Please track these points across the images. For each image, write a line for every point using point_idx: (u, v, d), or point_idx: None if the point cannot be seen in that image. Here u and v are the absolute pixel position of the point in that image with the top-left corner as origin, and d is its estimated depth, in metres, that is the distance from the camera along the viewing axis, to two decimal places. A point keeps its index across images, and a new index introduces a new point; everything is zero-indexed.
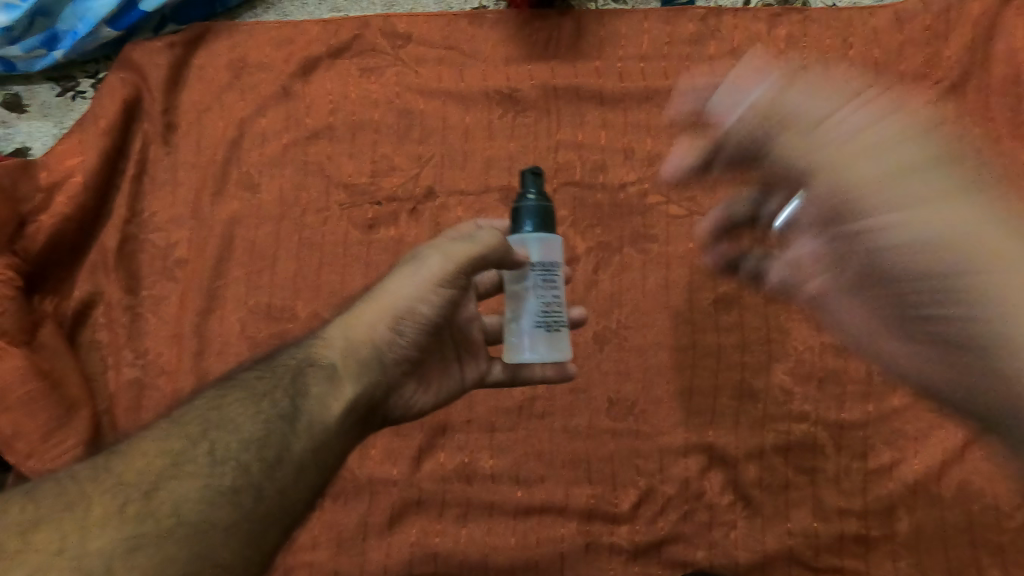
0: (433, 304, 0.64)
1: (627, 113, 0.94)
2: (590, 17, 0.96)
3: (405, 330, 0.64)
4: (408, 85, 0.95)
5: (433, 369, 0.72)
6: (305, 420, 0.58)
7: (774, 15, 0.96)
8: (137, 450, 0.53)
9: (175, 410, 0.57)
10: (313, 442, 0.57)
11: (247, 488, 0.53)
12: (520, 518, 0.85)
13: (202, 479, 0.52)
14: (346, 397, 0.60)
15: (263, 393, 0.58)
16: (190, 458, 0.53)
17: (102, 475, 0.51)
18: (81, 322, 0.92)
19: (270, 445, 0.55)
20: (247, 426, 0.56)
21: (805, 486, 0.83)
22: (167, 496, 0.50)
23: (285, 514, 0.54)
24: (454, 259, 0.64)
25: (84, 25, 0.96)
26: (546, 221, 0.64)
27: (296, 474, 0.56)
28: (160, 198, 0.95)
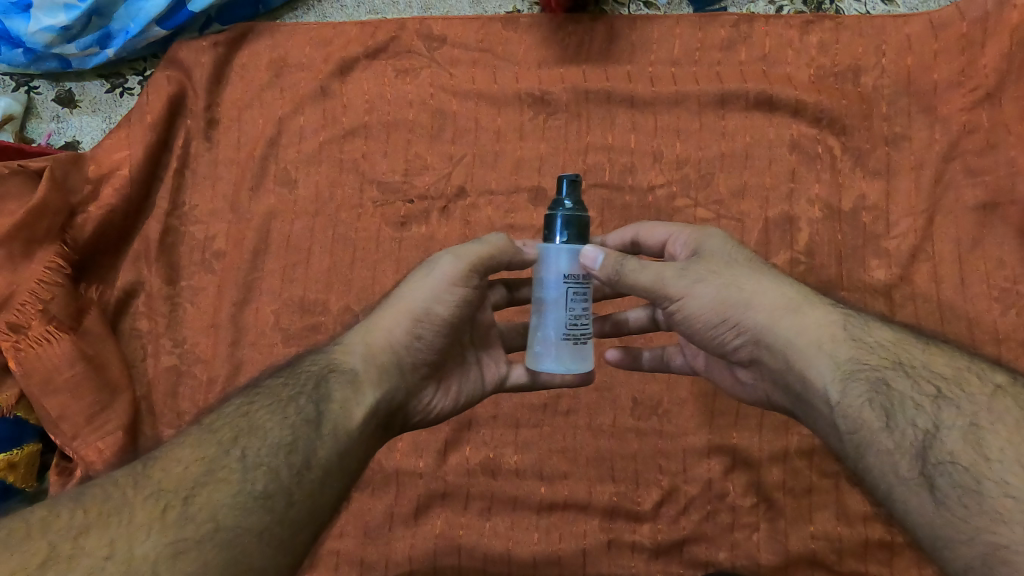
0: (449, 303, 0.68)
1: (657, 116, 0.95)
2: (623, 22, 0.97)
3: (423, 331, 0.67)
4: (442, 86, 0.97)
5: (454, 373, 0.73)
6: (330, 424, 0.59)
7: (807, 22, 0.96)
8: (172, 457, 0.54)
9: (204, 419, 0.58)
10: (338, 447, 0.58)
11: (278, 492, 0.53)
12: (543, 514, 0.87)
13: (236, 486, 0.52)
14: (367, 401, 0.62)
15: (288, 399, 0.59)
16: (224, 464, 0.54)
17: (144, 483, 0.52)
18: (123, 311, 0.95)
19: (297, 450, 0.56)
20: (274, 432, 0.57)
21: (829, 490, 0.84)
22: (204, 503, 0.51)
23: (315, 518, 0.55)
24: (464, 257, 0.68)
25: (136, 24, 1.00)
26: (579, 234, 0.63)
27: (323, 478, 0.56)
28: (201, 192, 0.98)
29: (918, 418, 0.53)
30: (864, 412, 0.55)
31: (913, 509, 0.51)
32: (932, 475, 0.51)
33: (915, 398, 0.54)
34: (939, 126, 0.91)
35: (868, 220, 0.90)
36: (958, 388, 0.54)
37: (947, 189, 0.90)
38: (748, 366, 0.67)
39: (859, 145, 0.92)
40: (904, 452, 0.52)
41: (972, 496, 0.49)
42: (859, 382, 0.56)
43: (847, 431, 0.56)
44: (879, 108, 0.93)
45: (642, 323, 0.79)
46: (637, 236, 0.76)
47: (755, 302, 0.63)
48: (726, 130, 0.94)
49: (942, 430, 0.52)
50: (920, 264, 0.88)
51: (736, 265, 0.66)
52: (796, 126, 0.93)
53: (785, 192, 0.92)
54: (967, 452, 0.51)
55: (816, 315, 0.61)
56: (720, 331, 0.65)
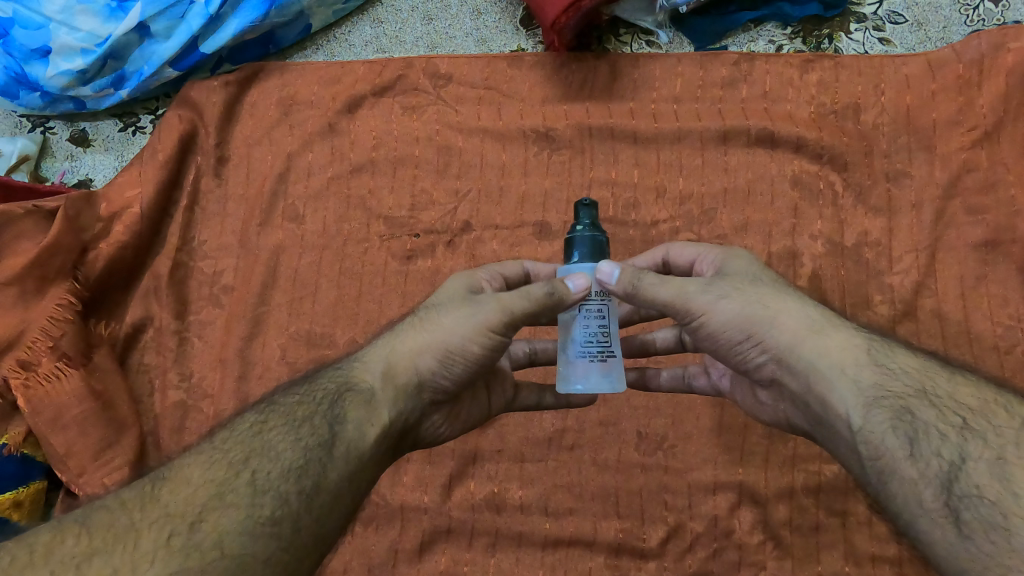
0: (482, 345, 0.65)
1: (660, 152, 0.96)
2: (626, 61, 1.00)
3: (451, 367, 0.65)
4: (448, 123, 0.99)
5: (465, 401, 0.73)
6: (343, 448, 0.58)
7: (806, 61, 0.98)
8: (181, 478, 0.54)
9: (216, 436, 0.58)
10: (350, 470, 0.57)
11: (286, 517, 0.53)
12: (548, 550, 0.86)
13: (244, 510, 0.52)
14: (382, 422, 0.62)
15: (302, 420, 0.59)
16: (232, 488, 0.53)
17: (152, 507, 0.51)
18: (132, 346, 0.95)
19: (308, 474, 0.55)
20: (287, 454, 0.56)
21: (836, 528, 0.83)
22: (211, 529, 0.50)
23: (322, 543, 0.54)
24: (508, 308, 0.65)
25: (149, 66, 1.02)
26: (597, 252, 0.64)
27: (332, 502, 0.56)
28: (211, 227, 0.99)
29: (942, 448, 0.51)
30: (887, 440, 0.53)
31: (938, 541, 0.50)
32: (957, 508, 0.49)
33: (940, 427, 0.52)
34: (939, 164, 0.93)
35: (872, 255, 0.91)
36: (984, 420, 0.52)
37: (949, 226, 0.90)
38: (769, 385, 0.66)
39: (861, 181, 0.93)
40: (928, 482, 0.51)
41: (999, 531, 0.47)
42: (882, 409, 0.55)
43: (871, 458, 0.54)
44: (879, 145, 0.94)
45: (670, 344, 0.81)
46: (665, 257, 0.76)
47: (780, 321, 0.62)
48: (729, 165, 0.95)
49: (967, 463, 0.50)
50: (924, 300, 0.88)
51: (759, 285, 0.65)
52: (797, 162, 0.95)
53: (788, 227, 0.92)
54: (994, 486, 0.48)
55: (840, 337, 0.60)
56: (743, 349, 0.64)
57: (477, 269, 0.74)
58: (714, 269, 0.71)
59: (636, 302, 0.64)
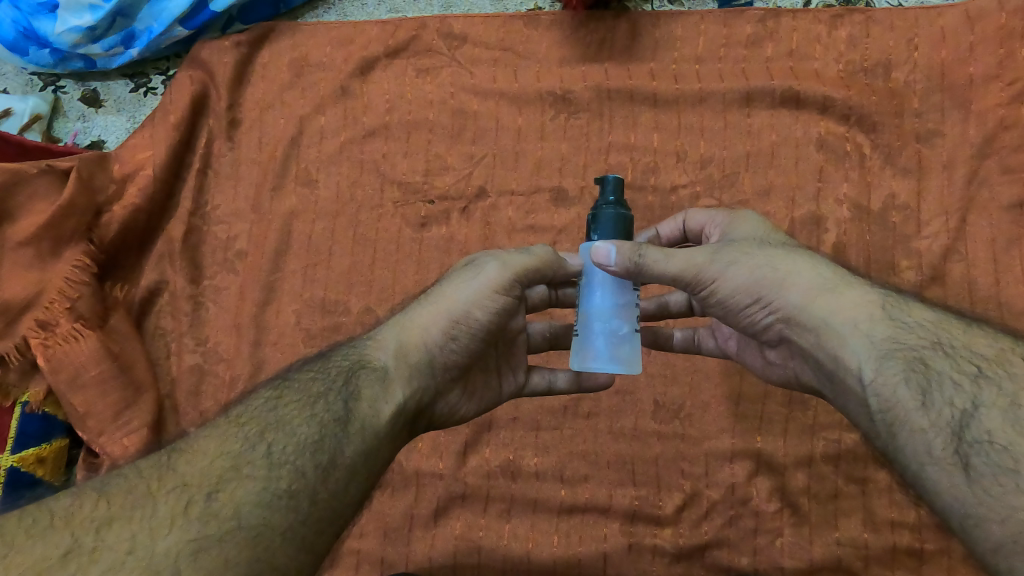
0: (487, 310, 0.66)
1: (681, 114, 0.93)
2: (646, 19, 0.96)
3: (459, 336, 0.66)
4: (463, 85, 0.96)
5: (476, 381, 0.72)
6: (359, 424, 0.57)
7: (835, 16, 0.94)
8: (198, 450, 0.54)
9: (232, 410, 0.58)
10: (366, 445, 0.57)
11: (303, 491, 0.53)
12: (564, 516, 0.86)
13: (261, 482, 0.52)
14: (397, 401, 0.61)
15: (316, 396, 0.58)
16: (249, 460, 0.53)
17: (169, 476, 0.52)
18: (148, 310, 0.95)
19: (323, 448, 0.55)
20: (302, 429, 0.56)
21: (855, 496, 0.82)
22: (228, 499, 0.50)
23: (339, 516, 0.54)
24: (510, 267, 0.67)
25: (159, 24, 1.00)
26: (621, 230, 0.61)
27: (348, 477, 0.55)
28: (225, 192, 0.98)
29: (955, 398, 0.50)
30: (898, 391, 0.52)
31: (946, 490, 0.48)
32: (967, 454, 0.48)
33: (954, 376, 0.51)
34: (972, 122, 0.89)
35: (899, 220, 0.88)
36: (1001, 368, 0.51)
37: (981, 188, 0.87)
38: (777, 344, 0.65)
39: (890, 143, 0.90)
40: (939, 431, 0.50)
41: (1009, 474, 0.46)
42: (895, 361, 0.53)
43: (881, 412, 0.53)
44: (910, 105, 0.91)
45: (683, 307, 0.78)
46: (685, 224, 0.74)
47: (789, 282, 0.59)
48: (752, 128, 0.92)
49: (981, 409, 0.49)
50: (952, 266, 0.85)
51: (767, 245, 0.63)
52: (823, 123, 0.92)
53: (812, 192, 0.90)
54: (1007, 431, 0.48)
55: (854, 293, 0.57)
56: (750, 311, 0.62)
57: None
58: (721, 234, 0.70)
59: (637, 277, 0.61)
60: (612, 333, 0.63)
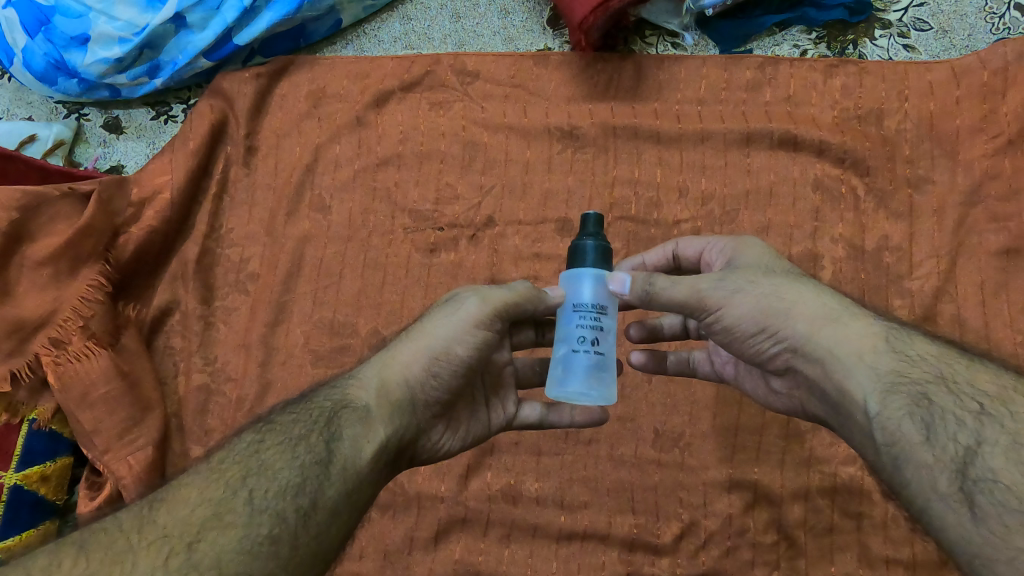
0: (468, 344, 0.67)
1: (684, 152, 0.97)
2: (651, 62, 1.01)
3: (440, 371, 0.66)
4: (474, 119, 1.00)
5: (464, 414, 0.73)
6: (341, 463, 0.58)
7: (830, 65, 0.99)
8: (178, 499, 0.55)
9: (215, 455, 0.59)
10: (348, 486, 0.58)
11: (284, 535, 0.54)
12: (562, 543, 0.86)
13: (242, 530, 0.53)
14: (379, 438, 0.61)
15: (298, 437, 0.59)
16: (230, 508, 0.54)
17: (149, 528, 0.53)
18: (158, 329, 0.97)
19: (305, 491, 0.56)
20: (284, 472, 0.56)
21: (851, 530, 0.83)
22: (207, 549, 0.51)
23: (320, 559, 0.55)
24: (491, 301, 0.68)
25: (184, 56, 1.04)
26: (579, 260, 0.64)
27: (330, 519, 0.56)
28: (239, 216, 1.01)
29: (959, 433, 0.52)
30: (904, 425, 0.54)
31: (949, 525, 0.50)
32: (972, 492, 0.49)
33: (957, 413, 0.53)
34: (961, 170, 0.93)
35: (892, 260, 0.91)
36: (1002, 406, 0.52)
37: (971, 232, 0.91)
38: (783, 374, 0.67)
39: (883, 185, 0.94)
40: (943, 468, 0.51)
41: (1013, 515, 0.47)
42: (899, 394, 0.55)
43: (887, 449, 0.54)
44: (902, 151, 0.95)
45: (676, 330, 0.82)
46: (675, 251, 0.77)
47: (794, 312, 0.62)
48: (751, 167, 0.96)
49: (984, 447, 0.51)
50: (944, 305, 0.88)
51: (773, 276, 0.65)
52: (820, 165, 0.95)
53: (809, 229, 0.93)
54: (1009, 470, 0.49)
55: (858, 326, 0.60)
56: (758, 340, 0.64)
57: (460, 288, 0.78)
58: (725, 259, 0.72)
59: (650, 306, 0.66)
60: (555, 356, 0.65)
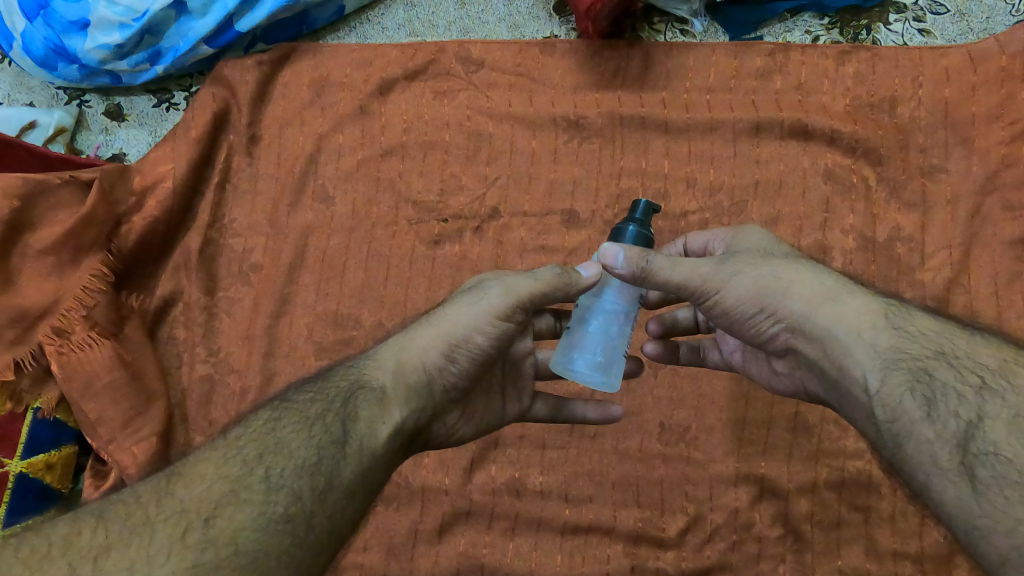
0: (487, 335, 0.66)
1: (692, 142, 0.95)
2: (659, 49, 0.99)
3: (457, 359, 0.65)
4: (479, 108, 0.99)
5: (480, 403, 0.72)
6: (356, 444, 0.58)
7: (843, 52, 0.97)
8: (196, 474, 0.54)
9: (231, 432, 0.58)
10: (362, 467, 0.58)
11: (298, 515, 0.53)
12: (567, 536, 0.86)
13: (259, 506, 0.52)
14: (392, 423, 0.61)
15: (314, 417, 0.58)
16: (247, 484, 0.53)
17: (167, 503, 0.52)
18: (162, 319, 0.97)
19: (320, 471, 0.55)
20: (300, 451, 0.56)
21: (858, 524, 0.83)
22: (225, 524, 0.51)
23: (334, 539, 0.55)
24: (514, 292, 0.66)
25: (185, 43, 1.03)
26: None
27: (344, 501, 0.56)
28: (242, 206, 1.00)
29: (960, 408, 0.51)
30: (905, 401, 0.53)
31: (950, 501, 0.49)
32: (973, 466, 0.49)
33: (958, 389, 0.52)
34: (975, 159, 0.91)
35: (903, 251, 0.90)
36: (1003, 379, 0.51)
37: (984, 223, 0.89)
38: (784, 356, 0.66)
39: (895, 176, 0.92)
40: (945, 443, 0.50)
41: (1015, 487, 0.47)
42: (899, 371, 0.54)
43: (889, 424, 0.54)
44: (915, 140, 0.93)
45: (690, 323, 0.81)
46: (685, 247, 0.76)
47: (792, 290, 0.61)
48: (761, 157, 0.94)
49: (985, 420, 0.50)
50: (956, 297, 0.87)
51: (770, 258, 0.64)
52: (830, 155, 0.94)
53: (819, 221, 0.91)
54: (1010, 442, 0.48)
55: (857, 303, 0.59)
56: (755, 322, 0.63)
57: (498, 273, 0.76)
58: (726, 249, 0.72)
59: (643, 285, 0.62)
60: None
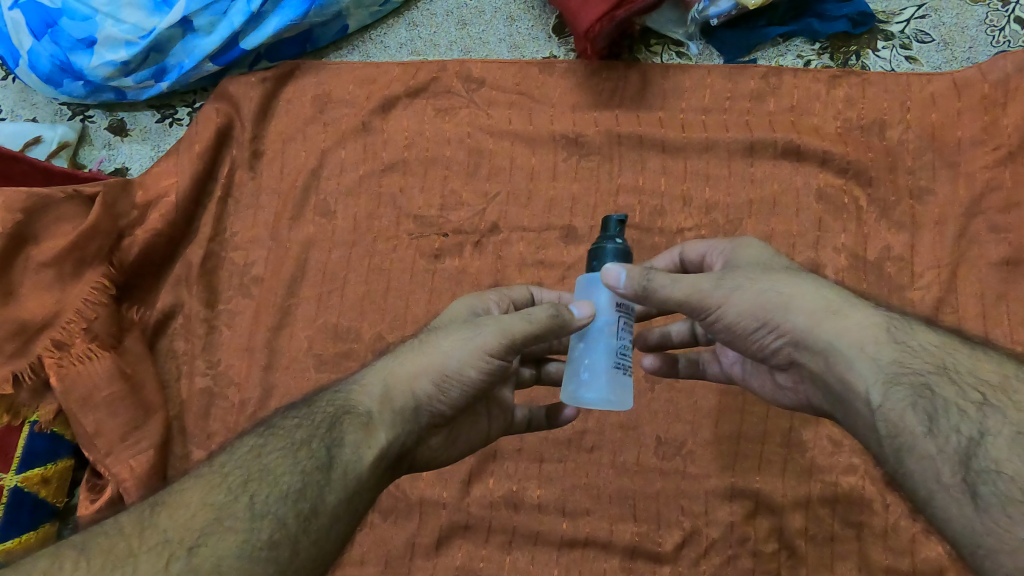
0: (479, 371, 0.65)
1: (688, 161, 0.97)
2: (656, 71, 1.01)
3: (448, 390, 0.65)
4: (479, 126, 1.00)
5: (465, 425, 0.73)
6: (341, 470, 0.58)
7: (834, 76, 1.00)
8: (180, 502, 0.54)
9: (220, 456, 0.58)
10: (347, 492, 0.58)
11: (284, 540, 0.53)
12: (564, 550, 0.86)
13: (242, 535, 0.52)
14: (378, 445, 0.61)
15: (300, 442, 0.59)
16: (231, 512, 0.53)
17: (150, 533, 0.52)
18: (161, 332, 0.97)
19: (305, 497, 0.55)
20: (286, 477, 0.56)
21: (851, 540, 0.84)
22: (208, 554, 0.51)
23: (318, 564, 0.55)
24: (508, 332, 0.65)
25: (191, 60, 1.04)
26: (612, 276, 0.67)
27: (330, 525, 0.56)
28: (244, 220, 1.01)
29: (962, 424, 0.52)
30: (906, 417, 0.54)
31: (954, 517, 0.50)
32: (975, 484, 0.50)
33: (959, 404, 0.53)
34: (963, 181, 0.94)
35: (894, 270, 0.92)
36: (1003, 396, 0.53)
37: (972, 243, 0.91)
38: (787, 368, 0.67)
39: (886, 196, 0.95)
40: (946, 459, 0.51)
41: (1017, 505, 0.48)
42: (901, 386, 0.55)
43: (891, 441, 0.55)
44: (904, 162, 0.95)
45: (685, 336, 0.82)
46: (681, 256, 0.77)
47: (793, 304, 0.62)
48: (755, 177, 0.96)
49: (987, 438, 0.51)
50: (945, 315, 0.89)
51: (772, 271, 0.65)
52: (823, 175, 0.96)
53: (812, 239, 0.93)
54: (1013, 460, 0.49)
55: (858, 316, 0.60)
56: (759, 335, 0.64)
57: (490, 291, 0.75)
58: (725, 262, 0.72)
59: (647, 301, 0.63)
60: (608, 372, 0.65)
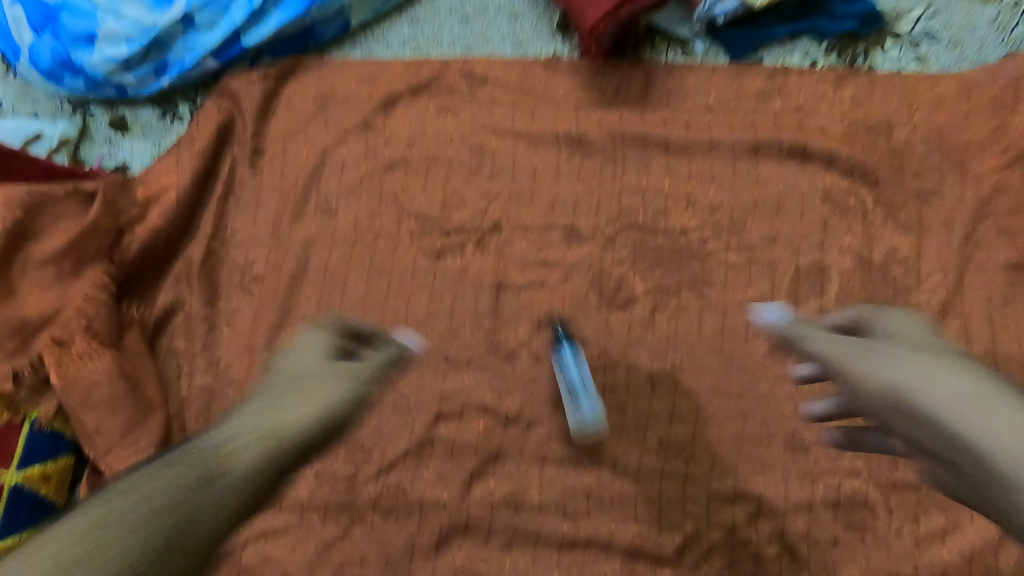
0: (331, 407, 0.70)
1: (692, 161, 0.96)
2: (661, 70, 1.00)
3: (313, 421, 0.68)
4: (482, 125, 1.00)
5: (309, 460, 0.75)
6: (222, 477, 0.60)
7: (841, 76, 0.99)
8: (109, 503, 0.55)
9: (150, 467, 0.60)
10: (229, 495, 0.60)
11: (155, 535, 0.55)
12: (565, 551, 0.86)
13: (139, 527, 0.54)
14: (273, 457, 0.63)
15: (201, 450, 0.61)
16: (157, 518, 0.55)
17: (70, 526, 0.53)
18: (162, 329, 0.97)
19: (186, 497, 0.58)
20: (181, 477, 0.59)
21: (854, 543, 0.83)
22: (122, 548, 0.53)
23: (187, 558, 0.56)
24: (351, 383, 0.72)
25: (192, 56, 1.04)
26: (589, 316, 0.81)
27: (206, 523, 0.58)
28: (244, 217, 1.00)
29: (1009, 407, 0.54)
30: (958, 402, 0.55)
31: None
32: None
33: (1001, 394, 0.55)
34: (970, 183, 0.93)
35: (899, 273, 0.91)
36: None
37: (979, 247, 0.91)
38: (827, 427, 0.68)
39: (892, 198, 0.94)
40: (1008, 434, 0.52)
41: None
42: (949, 380, 0.57)
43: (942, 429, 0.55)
44: (911, 163, 0.95)
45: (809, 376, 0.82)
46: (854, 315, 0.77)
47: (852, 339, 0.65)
48: (760, 177, 0.95)
49: None
50: (951, 319, 0.89)
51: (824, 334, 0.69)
52: (828, 176, 0.95)
53: (817, 240, 0.93)
54: None
55: (886, 343, 0.64)
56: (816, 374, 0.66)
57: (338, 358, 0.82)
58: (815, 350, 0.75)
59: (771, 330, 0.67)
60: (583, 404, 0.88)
